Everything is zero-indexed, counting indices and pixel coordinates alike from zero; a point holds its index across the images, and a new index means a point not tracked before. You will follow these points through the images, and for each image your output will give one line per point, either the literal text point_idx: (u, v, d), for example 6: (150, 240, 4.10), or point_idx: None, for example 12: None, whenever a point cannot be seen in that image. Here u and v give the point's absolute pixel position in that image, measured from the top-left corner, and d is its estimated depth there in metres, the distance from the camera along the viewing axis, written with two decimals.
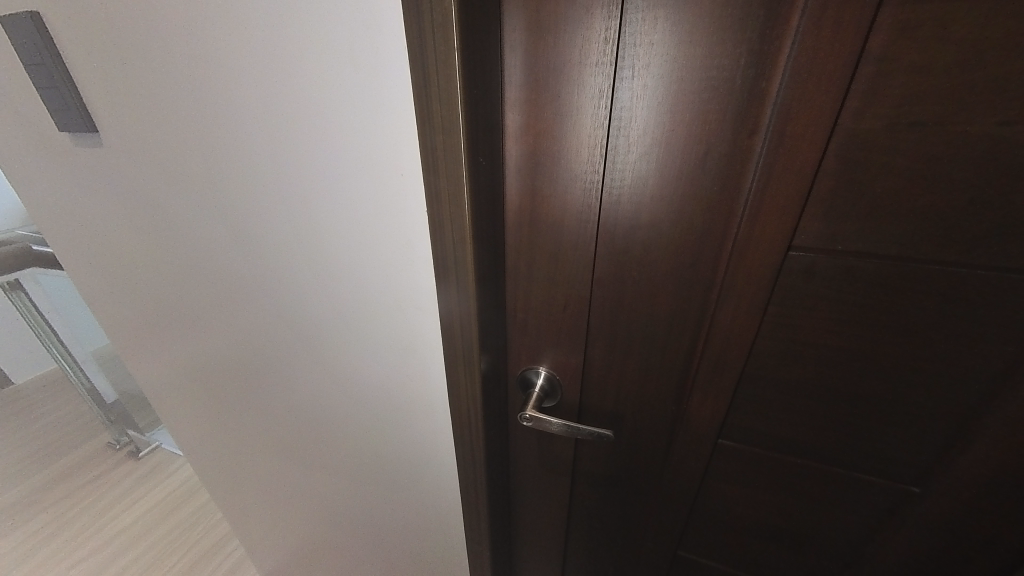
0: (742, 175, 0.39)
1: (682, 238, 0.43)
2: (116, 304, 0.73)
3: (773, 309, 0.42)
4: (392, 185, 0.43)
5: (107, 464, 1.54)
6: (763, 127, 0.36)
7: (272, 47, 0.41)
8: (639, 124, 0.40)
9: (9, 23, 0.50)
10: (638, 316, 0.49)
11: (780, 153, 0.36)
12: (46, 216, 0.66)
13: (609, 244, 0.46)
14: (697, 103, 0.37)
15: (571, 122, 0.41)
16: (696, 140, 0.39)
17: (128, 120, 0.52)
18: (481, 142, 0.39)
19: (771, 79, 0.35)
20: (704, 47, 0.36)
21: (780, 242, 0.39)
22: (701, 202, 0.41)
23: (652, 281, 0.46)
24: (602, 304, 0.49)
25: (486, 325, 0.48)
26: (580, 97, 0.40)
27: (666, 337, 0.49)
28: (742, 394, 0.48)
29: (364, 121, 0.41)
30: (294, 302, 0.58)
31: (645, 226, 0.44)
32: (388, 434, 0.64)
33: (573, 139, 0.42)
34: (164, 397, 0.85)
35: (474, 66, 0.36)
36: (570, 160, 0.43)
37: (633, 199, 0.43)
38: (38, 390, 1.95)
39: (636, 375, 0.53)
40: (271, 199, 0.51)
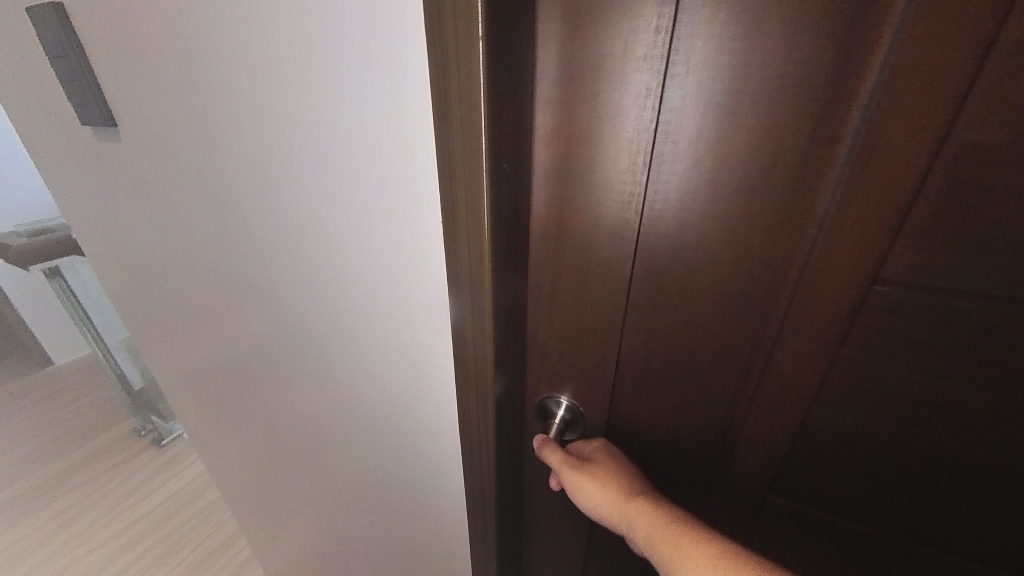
0: (815, 194, 0.32)
1: (734, 264, 0.37)
2: (135, 299, 0.73)
3: (845, 352, 0.35)
4: (405, 190, 0.39)
5: (130, 450, 1.59)
6: (848, 137, 0.30)
7: (281, 38, 0.38)
8: (691, 128, 0.34)
9: (35, 15, 0.49)
10: (677, 347, 0.43)
11: (867, 169, 0.30)
12: (74, 211, 0.67)
13: (647, 264, 0.40)
14: (765, 104, 0.31)
15: (610, 127, 0.36)
16: (760, 149, 0.33)
17: (143, 115, 0.51)
18: (507, 147, 0.34)
19: (860, 78, 0.28)
20: (776, 41, 0.30)
21: (858, 274, 0.33)
22: (760, 223, 0.35)
23: (696, 309, 0.40)
24: (637, 332, 0.44)
25: (503, 349, 0.43)
26: (622, 98, 0.35)
27: (708, 376, 0.42)
28: (797, 446, 0.41)
29: (377, 120, 0.37)
30: (302, 309, 0.55)
31: (690, 246, 0.38)
32: (394, 453, 0.60)
33: (611, 147, 0.37)
34: (179, 394, 0.85)
35: (504, 59, 0.31)
36: (607, 168, 0.38)
37: (678, 217, 0.37)
38: (76, 371, 2.05)
39: (671, 413, 0.46)
40: (281, 202, 0.48)
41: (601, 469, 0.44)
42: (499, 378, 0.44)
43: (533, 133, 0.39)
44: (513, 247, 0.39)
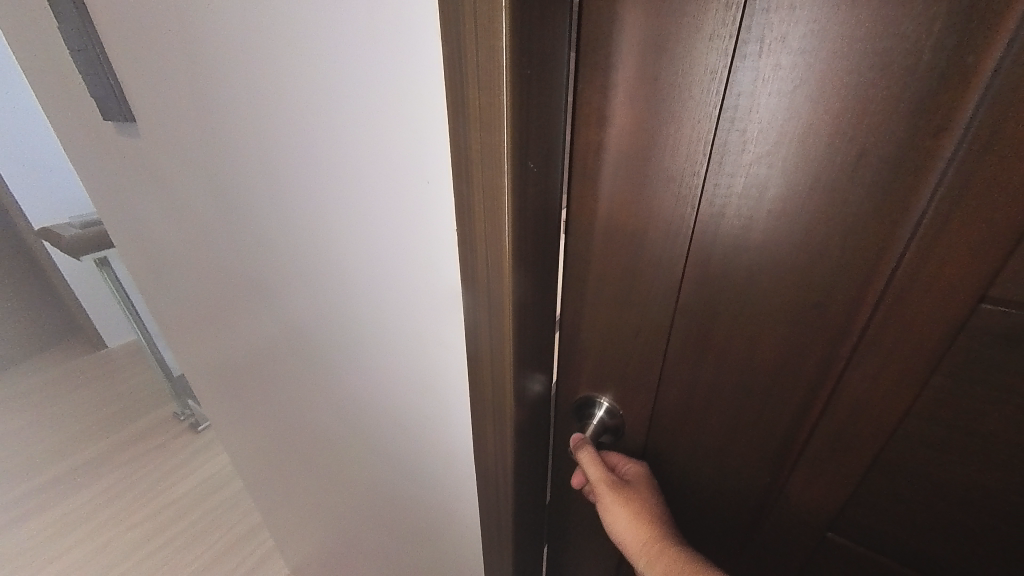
0: (914, 188, 0.25)
1: (806, 273, 0.30)
2: (162, 295, 0.74)
3: (936, 380, 0.29)
4: (415, 194, 0.34)
5: (170, 434, 1.66)
6: (963, 114, 0.23)
7: (279, 19, 0.33)
8: (764, 110, 0.27)
9: (55, 8, 0.48)
10: (731, 369, 0.36)
11: (989, 157, 0.23)
12: (106, 207, 0.68)
13: (699, 272, 0.34)
14: (870, 78, 0.24)
15: (664, 106, 0.30)
16: (857, 137, 0.25)
17: (157, 109, 0.49)
18: (536, 137, 0.28)
19: (997, 32, 0.21)
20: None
21: (955, 289, 0.26)
22: (839, 224, 0.28)
23: (757, 328, 0.34)
24: (682, 344, 0.38)
25: (525, 370, 0.37)
26: (676, 71, 0.29)
27: (762, 400, 0.36)
28: (866, 486, 0.34)
29: (382, 113, 0.32)
30: (313, 314, 0.52)
31: (756, 253, 0.31)
32: (406, 469, 0.57)
33: (663, 133, 0.31)
34: (205, 389, 0.86)
35: (535, 27, 0.25)
36: (656, 160, 0.32)
37: (731, 212, 0.31)
38: (126, 354, 2.18)
39: (713, 437, 0.40)
40: (285, 197, 0.44)
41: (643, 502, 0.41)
42: (520, 402, 0.39)
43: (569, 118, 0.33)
44: (542, 253, 0.34)
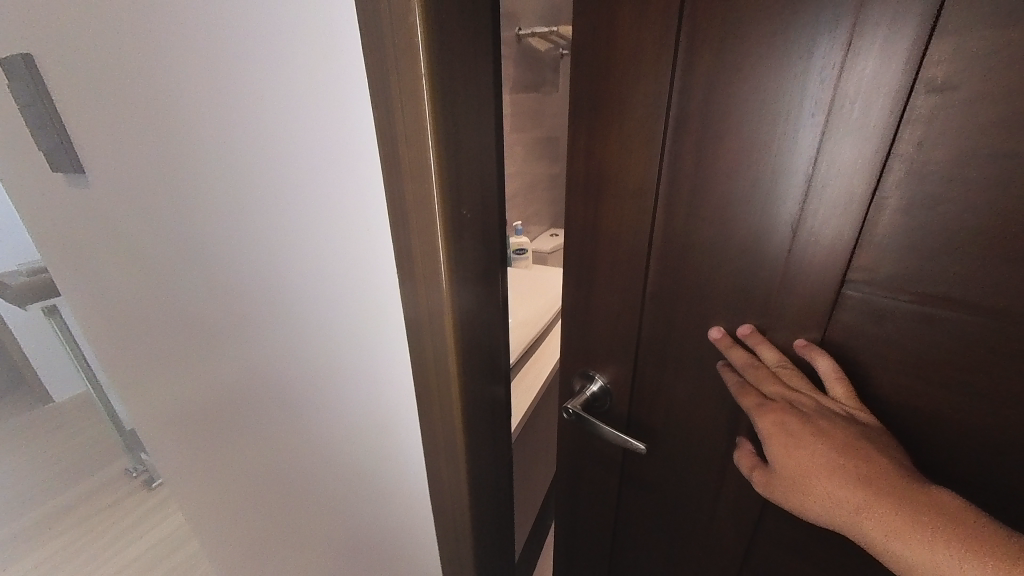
0: (789, 193, 0.33)
1: (727, 258, 0.37)
2: (112, 344, 0.71)
3: (825, 345, 0.36)
4: (357, 239, 0.35)
5: (120, 493, 1.54)
6: (813, 140, 0.31)
7: (225, 78, 0.35)
8: (690, 134, 0.36)
9: (8, 67, 0.49)
10: (684, 346, 0.43)
11: (835, 173, 0.31)
12: (55, 256, 0.66)
13: (656, 265, 0.42)
14: (756, 113, 0.33)
15: (623, 134, 0.40)
16: (755, 155, 0.34)
17: (107, 160, 0.49)
18: (467, 175, 0.31)
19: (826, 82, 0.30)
20: (760, 53, 0.31)
21: (830, 273, 0.34)
22: (743, 219, 0.36)
23: (700, 309, 0.41)
24: (645, 325, 0.45)
25: (474, 399, 0.38)
26: (627, 109, 0.39)
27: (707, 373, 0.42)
28: None
29: (323, 164, 0.33)
30: (264, 359, 0.51)
31: (695, 247, 0.39)
32: (366, 516, 0.55)
33: (623, 155, 0.40)
34: (157, 442, 0.81)
35: (455, 77, 0.28)
36: (622, 174, 0.41)
37: (666, 209, 0.39)
38: (75, 408, 2.04)
39: (676, 411, 0.46)
40: (229, 234, 0.44)
41: (794, 450, 0.33)
42: (471, 433, 0.39)
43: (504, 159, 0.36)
44: (483, 284, 0.36)
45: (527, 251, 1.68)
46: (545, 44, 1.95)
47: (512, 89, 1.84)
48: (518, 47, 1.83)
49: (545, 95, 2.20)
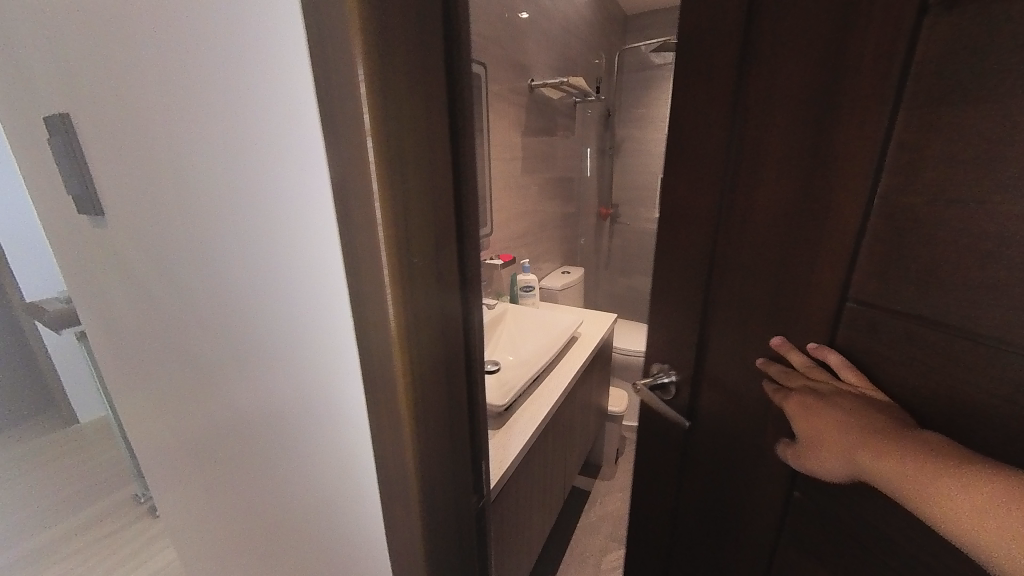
0: (792, 237, 0.48)
1: (757, 279, 0.52)
2: (118, 370, 0.75)
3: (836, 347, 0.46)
4: (317, 283, 0.36)
5: (125, 519, 1.57)
6: (796, 202, 0.47)
7: (217, 134, 0.39)
8: (731, 189, 0.53)
9: (49, 123, 0.56)
10: (737, 345, 0.56)
11: (823, 223, 0.45)
12: (77, 288, 0.72)
13: (711, 280, 0.57)
14: (771, 180, 0.49)
15: (688, 188, 0.58)
16: (771, 207, 0.49)
17: (121, 204, 0.54)
18: (417, 222, 0.32)
19: (816, 162, 0.45)
20: (779, 142, 0.47)
21: (837, 289, 0.45)
22: (761, 254, 0.51)
23: (746, 317, 0.54)
24: (712, 326, 0.59)
25: (431, 448, 0.38)
26: (689, 172, 0.57)
27: (744, 374, 0.56)
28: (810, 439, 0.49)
29: (289, 213, 0.36)
30: (245, 391, 0.52)
31: (734, 269, 0.54)
32: (332, 559, 0.54)
33: (687, 203, 0.58)
34: (152, 469, 0.83)
35: (406, 132, 0.30)
36: (683, 216, 0.59)
37: (717, 240, 0.56)
38: (95, 431, 2.11)
39: (726, 398, 0.59)
40: (217, 272, 0.47)
41: (824, 421, 0.44)
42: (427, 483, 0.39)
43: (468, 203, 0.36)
44: (440, 326, 0.36)
45: (534, 288, 1.73)
46: (557, 93, 2.04)
47: (524, 133, 1.92)
48: (531, 95, 1.93)
49: (558, 138, 2.28)
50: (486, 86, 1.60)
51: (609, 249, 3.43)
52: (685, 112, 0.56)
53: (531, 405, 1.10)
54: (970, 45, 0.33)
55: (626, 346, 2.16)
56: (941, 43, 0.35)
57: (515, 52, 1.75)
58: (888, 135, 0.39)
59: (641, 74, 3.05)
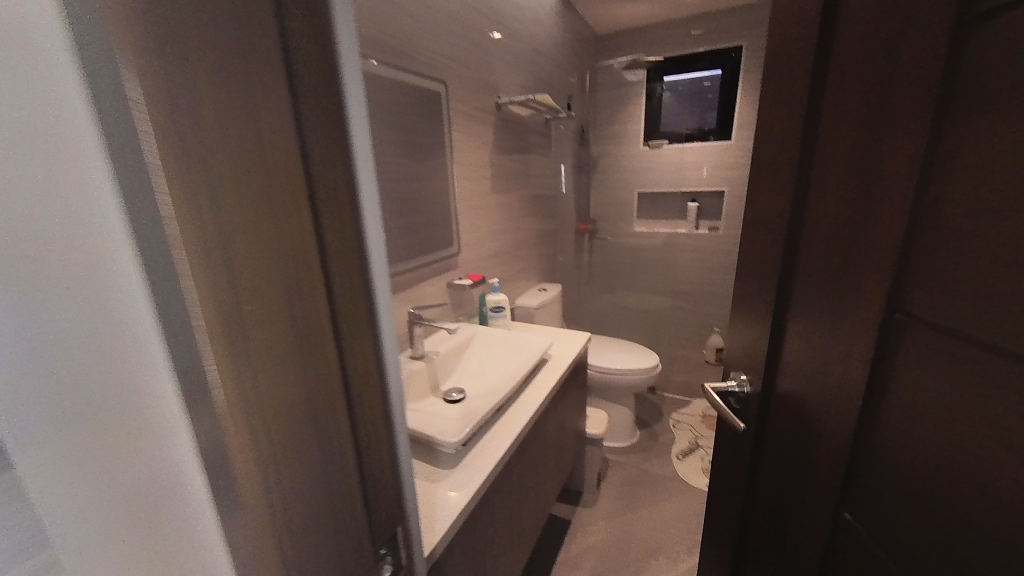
0: (849, 239, 0.49)
1: (826, 279, 0.53)
2: None
3: (872, 355, 0.47)
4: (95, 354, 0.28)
5: None
6: (852, 206, 0.48)
7: None
8: (812, 191, 0.55)
9: None
10: (809, 347, 0.56)
11: (872, 226, 0.46)
12: None
13: (791, 279, 0.59)
14: (840, 181, 0.51)
15: (775, 192, 0.62)
16: (838, 209, 0.51)
17: None
18: (257, 266, 0.32)
19: (869, 166, 0.46)
20: (848, 146, 0.49)
21: (876, 294, 0.46)
22: (828, 255, 0.52)
23: (817, 318, 0.55)
24: (793, 325, 0.60)
25: (292, 500, 0.37)
26: (776, 176, 0.62)
27: (803, 371, 0.58)
28: (862, 444, 0.49)
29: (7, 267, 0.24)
30: None
31: (810, 268, 0.56)
32: None
33: (775, 204, 0.62)
34: None
35: (222, 176, 0.30)
36: (770, 217, 0.64)
37: (797, 240, 0.58)
38: None
39: (794, 400, 0.60)
40: None
41: None
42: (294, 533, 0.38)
43: (335, 249, 0.38)
44: (296, 355, 0.36)
45: (504, 308, 1.67)
46: (526, 110, 2.01)
47: (495, 151, 1.89)
48: (499, 113, 1.90)
49: (531, 155, 2.25)
50: (448, 103, 1.55)
51: (591, 265, 3.39)
52: (776, 120, 0.62)
53: (494, 435, 1.03)
54: (992, 60, 0.35)
55: (606, 364, 2.09)
56: (974, 55, 0.36)
57: (480, 69, 1.72)
58: (923, 145, 0.40)
59: (614, 92, 3.07)
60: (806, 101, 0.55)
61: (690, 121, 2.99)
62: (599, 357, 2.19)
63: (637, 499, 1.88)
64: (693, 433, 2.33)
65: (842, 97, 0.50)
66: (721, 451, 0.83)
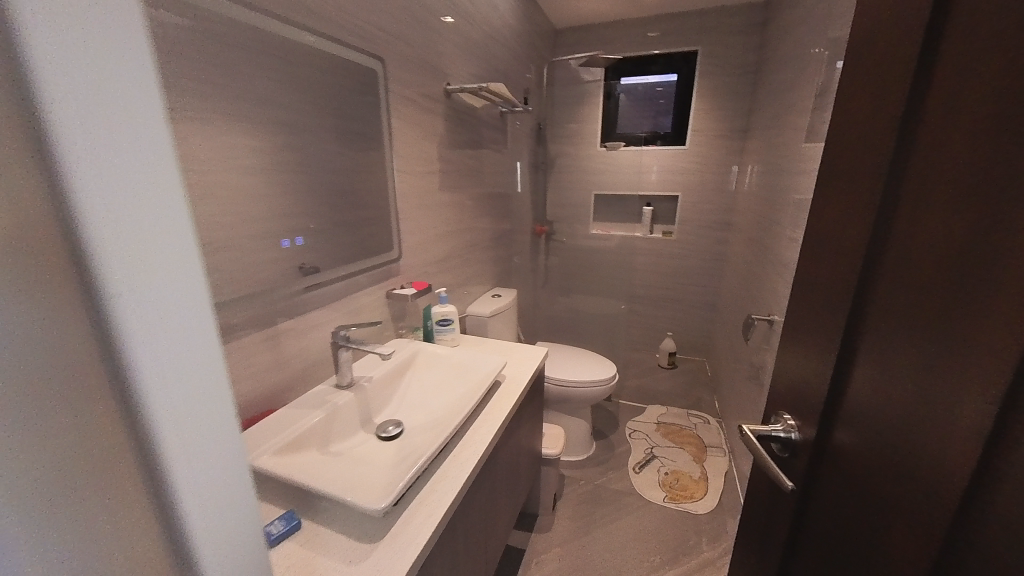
0: (965, 264, 0.37)
1: (920, 314, 0.41)
2: None
3: (984, 427, 0.34)
4: None
5: None
6: (972, 221, 0.36)
7: None
8: (904, 198, 0.43)
9: None
10: (884, 396, 0.44)
11: (1007, 250, 0.34)
12: None
13: (867, 306, 0.48)
14: (951, 186, 0.39)
15: (851, 196, 0.51)
16: (947, 222, 0.39)
17: None
18: None
19: (1007, 167, 0.34)
20: (969, 140, 0.37)
21: (1005, 345, 0.33)
22: (925, 282, 0.40)
23: (900, 361, 0.43)
24: (863, 365, 0.48)
25: None
26: (855, 178, 0.51)
27: (872, 425, 0.46)
28: (953, 540, 0.37)
29: None
30: None
31: (897, 296, 0.44)
32: None
33: (851, 212, 0.51)
34: None
35: None
36: (842, 227, 0.53)
37: (880, 259, 0.46)
38: None
39: (855, 458, 0.48)
40: None
41: None
42: None
43: None
44: None
45: (452, 320, 1.48)
46: (479, 100, 1.84)
47: (443, 145, 1.69)
48: (448, 101, 1.71)
49: (484, 151, 2.08)
50: (386, 85, 1.34)
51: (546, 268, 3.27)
52: (858, 108, 0.51)
53: (441, 477, 0.84)
54: None
55: (563, 376, 1.98)
56: None
57: (426, 50, 1.52)
58: None
59: (571, 90, 2.97)
60: (909, 82, 0.43)
61: (646, 125, 2.98)
62: (555, 367, 2.07)
63: (592, 518, 1.79)
64: (646, 444, 2.29)
65: (941, 89, 0.40)
66: (757, 494, 0.72)
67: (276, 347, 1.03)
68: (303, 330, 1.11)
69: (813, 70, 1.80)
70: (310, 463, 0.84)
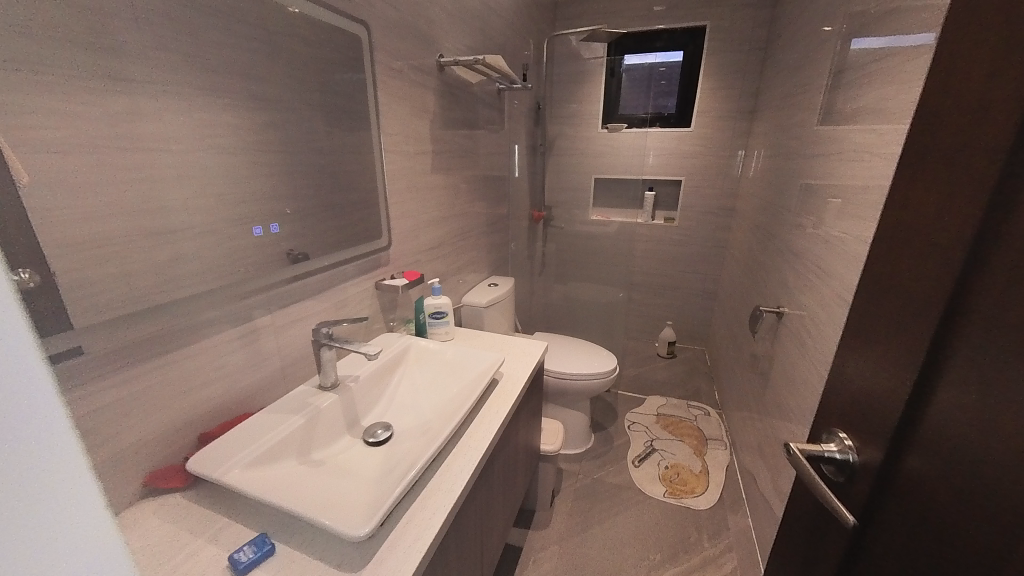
0: None
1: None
2: None
3: None
4: None
5: None
6: None
7: None
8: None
9: None
10: (980, 420, 0.40)
11: None
12: None
13: (965, 320, 0.43)
14: None
15: (947, 197, 0.46)
16: None
17: None
18: None
19: None
20: None
21: None
22: None
23: (1005, 382, 0.38)
24: (954, 383, 0.43)
25: None
26: (953, 176, 0.45)
27: (962, 450, 0.42)
28: None
29: None
30: None
31: (1005, 309, 0.38)
32: None
33: (946, 214, 0.45)
34: None
35: None
36: (933, 231, 0.47)
37: (986, 267, 0.41)
38: None
39: (935, 481, 0.45)
40: None
41: None
42: None
43: None
44: None
45: (446, 311, 1.39)
46: (473, 74, 1.70)
47: (436, 124, 1.57)
48: (440, 76, 1.58)
49: (480, 131, 1.96)
50: (371, 54, 1.21)
51: (543, 255, 3.10)
52: (962, 94, 0.44)
53: (432, 492, 0.77)
54: None
55: (562, 367, 1.92)
56: None
57: (415, 16, 1.38)
58: None
59: (571, 67, 2.80)
60: None
61: (648, 105, 2.84)
62: (553, 359, 2.00)
63: (591, 513, 1.75)
64: (646, 436, 2.25)
65: None
66: (801, 507, 0.69)
67: (253, 344, 0.94)
68: (283, 325, 1.02)
69: (828, 45, 1.67)
70: (287, 477, 0.76)
